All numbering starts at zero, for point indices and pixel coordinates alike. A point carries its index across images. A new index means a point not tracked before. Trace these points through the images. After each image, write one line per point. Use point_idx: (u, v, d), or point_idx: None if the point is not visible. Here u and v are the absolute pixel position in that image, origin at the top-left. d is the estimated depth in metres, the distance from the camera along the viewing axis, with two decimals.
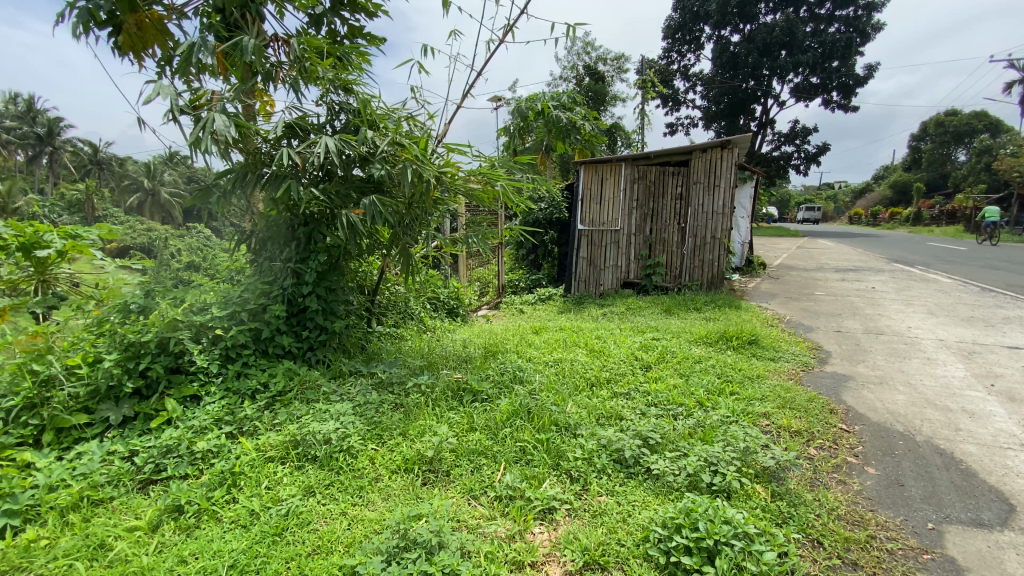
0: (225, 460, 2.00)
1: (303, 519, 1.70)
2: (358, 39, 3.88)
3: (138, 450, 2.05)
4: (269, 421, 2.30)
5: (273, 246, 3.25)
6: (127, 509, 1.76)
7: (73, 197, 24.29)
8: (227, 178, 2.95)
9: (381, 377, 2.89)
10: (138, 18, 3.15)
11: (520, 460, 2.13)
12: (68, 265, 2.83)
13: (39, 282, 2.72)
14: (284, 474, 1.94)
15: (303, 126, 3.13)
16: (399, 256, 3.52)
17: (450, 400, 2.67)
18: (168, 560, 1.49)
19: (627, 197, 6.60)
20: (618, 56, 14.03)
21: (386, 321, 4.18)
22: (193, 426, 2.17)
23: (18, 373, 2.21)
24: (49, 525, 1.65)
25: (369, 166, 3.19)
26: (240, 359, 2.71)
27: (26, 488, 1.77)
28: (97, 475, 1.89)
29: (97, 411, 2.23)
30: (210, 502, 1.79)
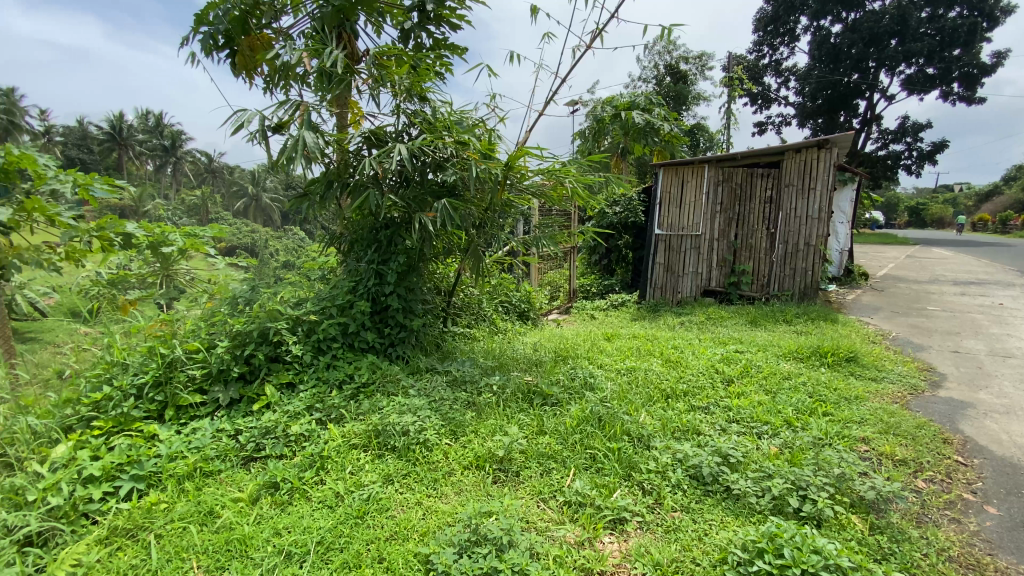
0: (315, 444, 2.16)
1: (382, 505, 1.80)
2: (441, 51, 4.06)
3: (243, 429, 2.24)
4: (354, 410, 2.44)
5: (359, 248, 3.47)
6: (232, 481, 1.94)
7: (191, 201, 27.33)
8: (319, 184, 3.26)
9: (455, 375, 2.97)
10: (250, 40, 3.57)
11: (590, 467, 2.09)
12: (186, 261, 3.32)
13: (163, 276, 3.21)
14: (366, 461, 2.06)
15: (386, 135, 3.32)
16: (470, 257, 3.55)
17: (521, 401, 2.70)
18: (266, 531, 1.63)
19: (709, 201, 6.31)
20: (702, 53, 13.50)
21: (460, 321, 4.30)
22: (289, 410, 2.36)
23: (149, 355, 2.49)
24: (169, 491, 1.84)
25: (443, 172, 3.30)
26: (330, 351, 2.91)
27: (151, 456, 1.98)
28: (208, 448, 2.09)
29: (210, 391, 2.45)
30: (302, 481, 1.93)
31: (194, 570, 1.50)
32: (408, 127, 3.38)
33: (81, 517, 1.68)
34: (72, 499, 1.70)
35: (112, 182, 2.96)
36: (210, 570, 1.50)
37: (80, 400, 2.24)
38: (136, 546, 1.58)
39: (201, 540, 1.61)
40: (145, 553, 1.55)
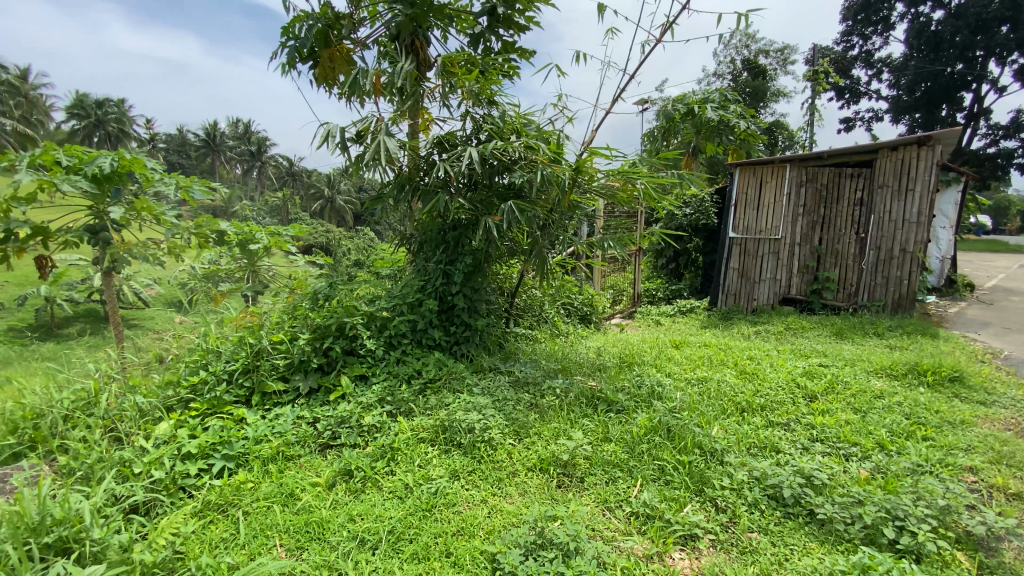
0: (386, 435, 2.24)
1: (449, 500, 1.83)
2: (510, 53, 4.10)
3: (320, 417, 2.37)
4: (422, 405, 2.51)
5: (428, 248, 3.57)
6: (311, 466, 2.05)
7: (274, 203, 29.44)
8: (391, 187, 3.38)
9: (518, 376, 2.98)
10: (331, 51, 3.76)
11: (658, 479, 2.02)
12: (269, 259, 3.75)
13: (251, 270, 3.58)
14: (433, 455, 2.11)
15: (456, 139, 3.40)
16: (535, 258, 3.54)
17: (585, 406, 2.66)
18: (341, 516, 1.71)
19: (791, 202, 5.93)
20: (784, 46, 12.74)
21: (522, 322, 4.31)
22: (362, 402, 2.47)
23: (240, 344, 2.69)
24: (255, 471, 1.98)
25: (510, 174, 3.33)
26: (400, 346, 3.01)
27: (240, 438, 2.13)
28: (290, 433, 2.22)
29: (292, 380, 2.61)
30: (374, 471, 2.01)
31: (278, 547, 1.60)
32: (478, 130, 3.44)
33: (180, 490, 1.83)
34: (172, 473, 1.86)
35: (204, 185, 3.37)
36: (292, 548, 1.59)
37: (180, 383, 2.45)
38: (227, 520, 1.70)
39: (284, 520, 1.71)
40: (234, 527, 1.67)
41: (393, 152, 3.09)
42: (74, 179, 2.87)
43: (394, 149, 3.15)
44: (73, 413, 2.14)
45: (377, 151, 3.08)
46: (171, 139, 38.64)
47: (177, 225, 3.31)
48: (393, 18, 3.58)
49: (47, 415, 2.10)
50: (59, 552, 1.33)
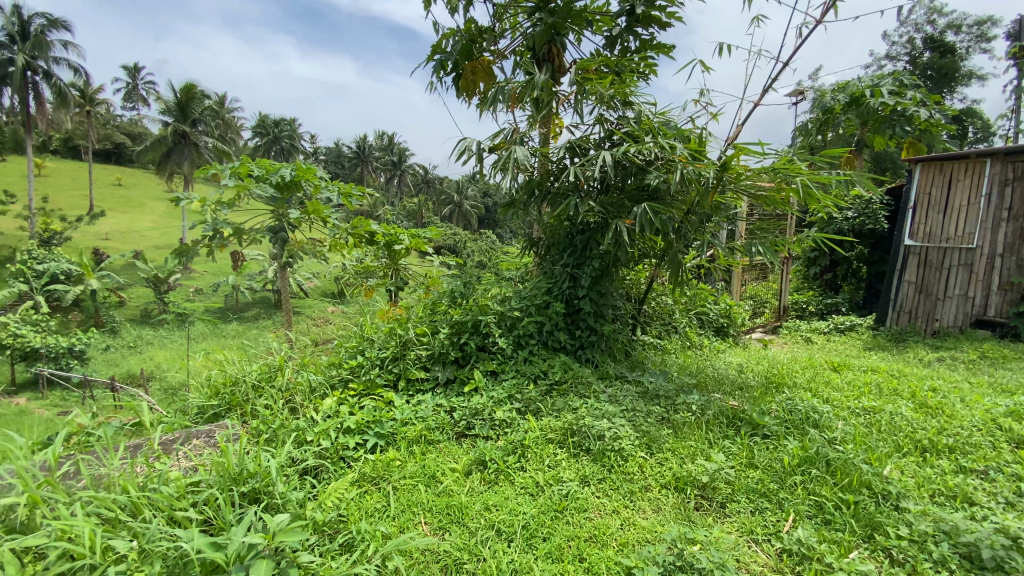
0: (517, 431, 2.30)
1: (581, 504, 1.82)
2: (648, 51, 3.96)
3: (456, 407, 2.52)
4: (550, 406, 2.54)
5: (555, 251, 3.59)
6: (449, 453, 2.18)
7: (411, 207, 32.13)
8: (523, 192, 3.48)
9: (648, 387, 2.85)
10: (473, 64, 3.99)
11: (815, 517, 1.79)
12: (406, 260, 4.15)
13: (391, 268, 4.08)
14: (563, 457, 2.11)
15: (589, 143, 3.38)
16: (667, 264, 3.37)
17: (725, 427, 2.46)
18: (478, 504, 1.79)
19: (992, 205, 4.89)
20: (984, 18, 10.61)
21: (651, 330, 4.14)
22: (494, 397, 2.57)
23: (390, 334, 2.97)
24: (401, 450, 2.15)
25: (645, 176, 3.22)
26: (528, 347, 3.07)
27: (389, 418, 2.35)
28: (430, 419, 2.38)
29: (432, 369, 2.81)
30: (507, 465, 2.08)
31: (423, 524, 1.72)
32: (612, 132, 3.39)
33: (341, 459, 2.06)
34: (336, 444, 2.10)
35: (360, 190, 3.79)
36: (435, 527, 1.71)
37: (341, 365, 2.77)
38: (379, 492, 1.88)
39: (427, 499, 1.84)
40: (386, 500, 1.83)
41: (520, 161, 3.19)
42: (261, 187, 3.47)
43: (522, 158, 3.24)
44: (260, 383, 2.54)
45: (507, 160, 3.22)
46: (331, 153, 44.28)
47: (339, 226, 3.76)
48: (532, 28, 3.69)
49: (242, 383, 2.53)
50: (252, 501, 1.55)
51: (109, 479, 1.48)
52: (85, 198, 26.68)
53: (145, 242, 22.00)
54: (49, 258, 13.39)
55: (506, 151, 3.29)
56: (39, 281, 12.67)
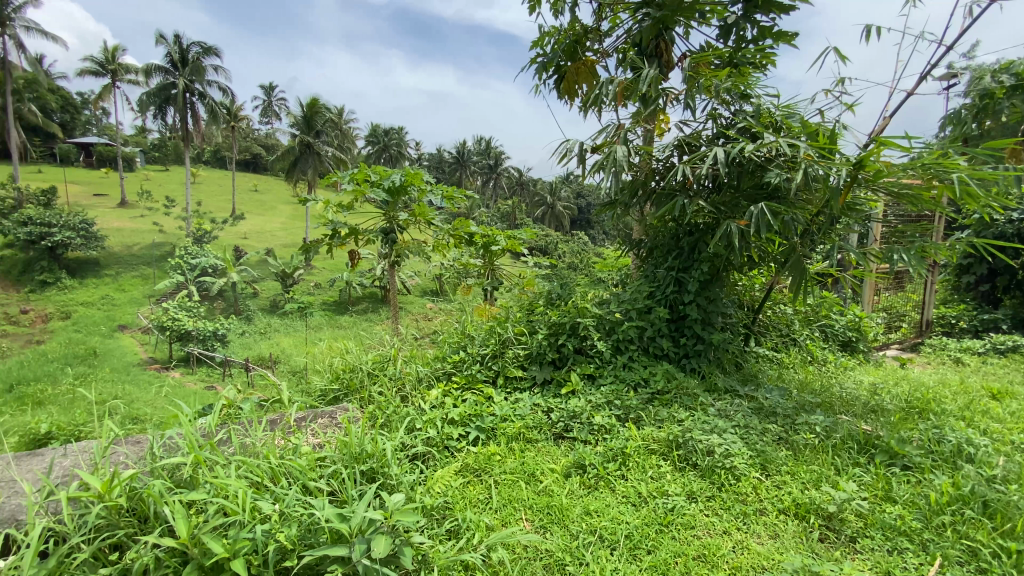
0: (617, 438, 2.25)
1: (688, 521, 1.73)
2: (767, 39, 3.68)
3: (554, 408, 2.52)
4: (652, 415, 2.45)
5: (659, 254, 3.46)
6: (548, 453, 2.19)
7: (506, 209, 32.85)
8: (625, 192, 3.44)
9: (763, 403, 2.63)
10: (577, 65, 3.98)
11: (973, 568, 1.54)
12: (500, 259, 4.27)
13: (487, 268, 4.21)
14: (667, 470, 2.03)
15: (701, 140, 3.24)
16: (789, 270, 3.10)
17: (855, 453, 2.20)
18: (579, 507, 1.78)
19: None
20: None
21: (764, 342, 3.83)
22: (593, 401, 2.53)
23: (491, 332, 3.05)
24: (502, 446, 2.20)
25: (764, 173, 3.00)
26: (628, 352, 2.99)
27: (488, 414, 2.41)
28: (529, 418, 2.41)
29: (529, 369, 2.84)
30: (607, 472, 2.04)
31: (524, 520, 1.75)
32: (727, 128, 3.21)
33: (446, 448, 2.15)
34: (441, 434, 2.20)
35: (461, 193, 3.91)
36: (537, 526, 1.72)
37: (445, 359, 2.90)
38: (482, 485, 1.93)
39: (528, 497, 1.86)
40: (488, 492, 1.89)
41: (621, 161, 3.14)
42: (375, 192, 3.74)
43: (623, 159, 3.19)
44: (374, 371, 2.74)
45: (610, 160, 3.18)
46: (433, 158, 46.70)
47: (441, 227, 3.97)
48: (639, 25, 3.61)
49: (358, 370, 2.74)
50: (369, 480, 1.68)
51: (253, 447, 1.68)
52: (229, 203, 30.72)
53: (275, 241, 24.80)
54: (201, 254, 15.62)
55: (610, 150, 3.26)
56: (193, 273, 14.82)
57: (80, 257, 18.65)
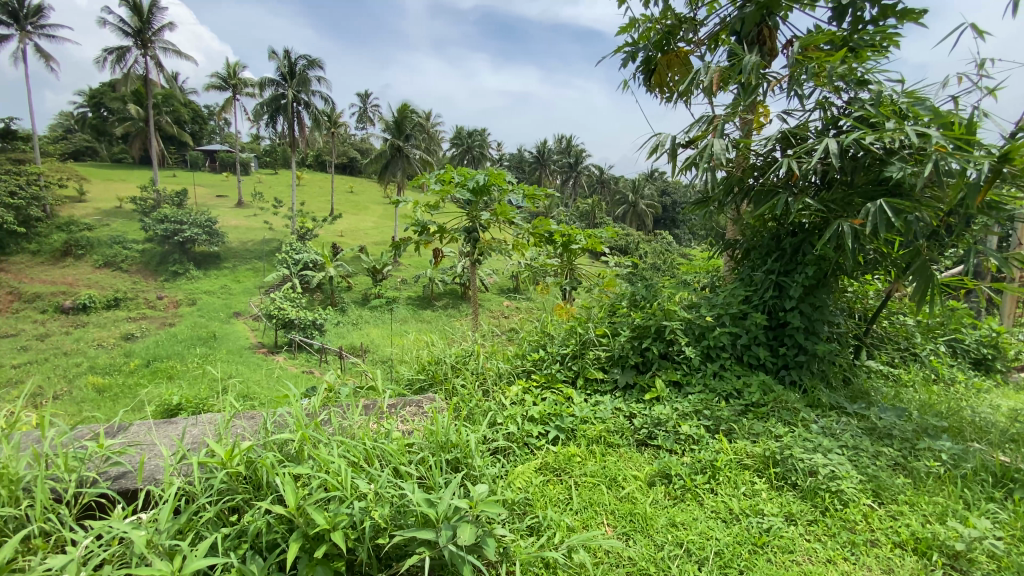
0: (706, 450, 2.15)
1: (785, 544, 1.61)
2: (890, 18, 3.30)
3: (637, 414, 2.45)
4: (746, 428, 2.30)
5: (756, 256, 3.24)
6: (630, 459, 2.14)
7: (586, 208, 32.47)
8: (720, 190, 3.29)
9: (875, 424, 2.37)
10: (669, 57, 3.89)
11: None
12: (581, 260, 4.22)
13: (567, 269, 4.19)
14: (762, 488, 1.91)
15: (810, 131, 3.02)
16: (914, 277, 2.76)
17: (992, 488, 1.92)
18: (664, 518, 1.73)
19: None
20: None
21: (878, 355, 3.44)
22: (679, 409, 2.43)
23: (572, 331, 3.03)
24: (583, 448, 2.18)
25: (883, 167, 2.72)
26: (719, 360, 2.82)
27: (568, 414, 2.40)
28: (610, 422, 2.37)
29: (611, 372, 2.78)
30: (694, 484, 1.95)
31: (606, 525, 1.72)
32: (840, 119, 2.96)
33: (525, 445, 2.17)
34: (521, 431, 2.22)
35: (542, 192, 3.89)
36: (619, 531, 1.69)
37: (525, 357, 2.93)
38: (562, 485, 1.93)
39: (610, 502, 1.83)
40: (568, 492, 1.88)
41: (720, 153, 3.03)
42: (460, 192, 3.85)
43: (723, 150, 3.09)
44: (457, 365, 2.84)
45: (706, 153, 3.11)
46: (515, 158, 47.30)
47: (521, 226, 4.02)
48: (740, 13, 3.43)
49: (443, 363, 2.85)
50: (454, 469, 1.74)
51: (349, 430, 1.81)
52: (328, 203, 33.28)
53: (367, 239, 26.48)
54: (303, 250, 17.07)
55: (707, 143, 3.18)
56: (296, 267, 16.25)
57: (205, 252, 21.15)
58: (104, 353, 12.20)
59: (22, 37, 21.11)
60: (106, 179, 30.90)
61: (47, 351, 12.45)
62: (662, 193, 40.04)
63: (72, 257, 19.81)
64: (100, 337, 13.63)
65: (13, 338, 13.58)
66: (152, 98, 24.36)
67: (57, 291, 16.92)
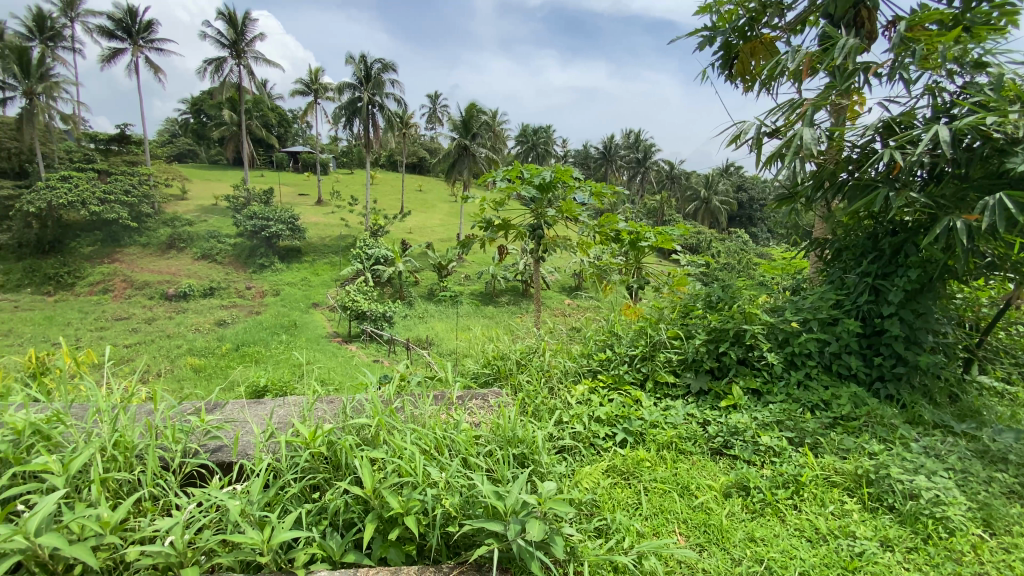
0: (789, 464, 2.02)
1: (881, 571, 1.48)
2: None
3: (711, 421, 2.35)
4: (835, 443, 2.14)
5: (849, 257, 3.00)
6: (704, 467, 2.05)
7: (653, 205, 31.53)
8: (809, 184, 3.14)
9: (991, 448, 2.11)
10: (752, 44, 3.95)
11: None
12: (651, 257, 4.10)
13: (637, 268, 4.10)
14: (854, 508, 1.76)
15: (915, 120, 2.77)
16: None
17: None
18: (742, 532, 1.64)
19: None
20: None
21: (993, 370, 3.07)
22: (758, 418, 2.30)
23: (641, 332, 2.95)
24: (653, 453, 2.12)
25: (1006, 158, 2.42)
26: (804, 368, 2.64)
27: (638, 417, 2.34)
28: (682, 428, 2.28)
29: (683, 376, 2.68)
30: (776, 498, 1.85)
31: (678, 534, 1.67)
32: (953, 105, 2.68)
33: (592, 445, 2.15)
34: (588, 431, 2.19)
35: (611, 188, 3.81)
36: (692, 542, 1.62)
37: (591, 356, 2.89)
38: (631, 488, 1.88)
39: (682, 510, 1.77)
40: (637, 497, 1.84)
41: (807, 143, 3.03)
42: (527, 189, 3.86)
43: (812, 140, 3.08)
44: (523, 361, 2.86)
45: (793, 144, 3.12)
46: (580, 155, 46.83)
47: (588, 223, 3.98)
48: None
49: (509, 359, 2.89)
50: (521, 465, 1.76)
51: (422, 419, 1.88)
52: (399, 201, 34.65)
53: (434, 235, 27.31)
54: (375, 245, 17.89)
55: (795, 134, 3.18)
56: (368, 262, 17.07)
57: (288, 246, 22.72)
58: (201, 337, 13.49)
59: (139, 53, 23.67)
60: (204, 180, 33.97)
61: (155, 333, 13.97)
62: (737, 188, 37.96)
63: (176, 249, 22.02)
64: (198, 322, 15.09)
65: (128, 321, 15.30)
66: (244, 104, 26.48)
67: (164, 280, 18.89)
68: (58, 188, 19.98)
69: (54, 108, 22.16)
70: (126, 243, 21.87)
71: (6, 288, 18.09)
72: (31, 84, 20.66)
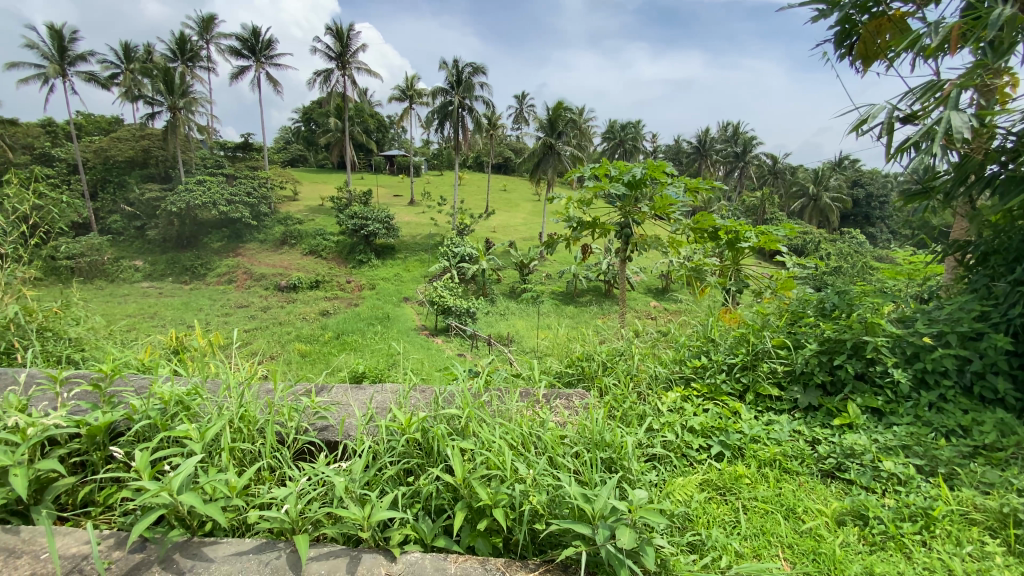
0: (917, 495, 1.80)
1: None
2: None
3: (822, 440, 2.15)
4: (976, 475, 1.86)
5: (999, 263, 2.59)
6: (812, 490, 1.89)
7: (750, 202, 29.54)
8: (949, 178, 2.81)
9: None
10: (879, 21, 3.67)
11: None
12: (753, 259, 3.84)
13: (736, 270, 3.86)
14: (1000, 552, 1.53)
15: None
16: None
17: None
18: (858, 565, 1.49)
19: None
20: None
21: None
22: (879, 441, 2.07)
23: (741, 340, 2.77)
24: (754, 470, 1.98)
25: None
26: (938, 388, 2.33)
27: (736, 430, 2.20)
28: (787, 446, 2.11)
29: (789, 390, 2.48)
30: (900, 531, 1.65)
31: (782, 559, 1.55)
32: None
33: (685, 456, 2.06)
34: (681, 440, 2.10)
35: (708, 185, 3.60)
36: (799, 570, 1.50)
37: (684, 363, 2.77)
38: (727, 505, 1.78)
39: (787, 534, 1.65)
40: (735, 515, 1.73)
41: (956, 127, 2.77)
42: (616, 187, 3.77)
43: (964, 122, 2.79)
44: (609, 362, 2.82)
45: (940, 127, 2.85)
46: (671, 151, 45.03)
47: (680, 222, 3.81)
48: None
49: (594, 360, 2.85)
50: (609, 469, 1.74)
51: (510, 415, 1.91)
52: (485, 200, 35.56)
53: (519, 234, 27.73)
54: (461, 243, 18.51)
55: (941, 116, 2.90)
56: (455, 259, 17.72)
57: (384, 243, 24.26)
58: (307, 325, 14.86)
59: (260, 69, 26.41)
60: (313, 182, 37.29)
61: (269, 320, 15.62)
62: (851, 182, 34.29)
63: (289, 246, 24.41)
64: (305, 312, 16.63)
65: (248, 308, 17.22)
66: (347, 111, 28.54)
67: (278, 273, 21.01)
68: (195, 191, 22.92)
69: (193, 121, 25.42)
70: (248, 240, 24.65)
71: (157, 277, 21.16)
72: (175, 100, 23.78)
